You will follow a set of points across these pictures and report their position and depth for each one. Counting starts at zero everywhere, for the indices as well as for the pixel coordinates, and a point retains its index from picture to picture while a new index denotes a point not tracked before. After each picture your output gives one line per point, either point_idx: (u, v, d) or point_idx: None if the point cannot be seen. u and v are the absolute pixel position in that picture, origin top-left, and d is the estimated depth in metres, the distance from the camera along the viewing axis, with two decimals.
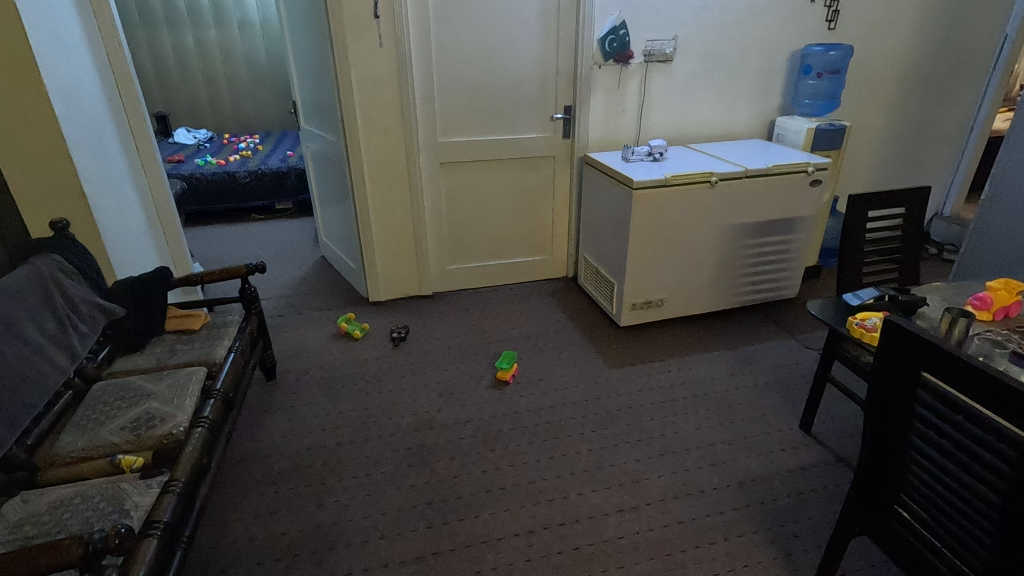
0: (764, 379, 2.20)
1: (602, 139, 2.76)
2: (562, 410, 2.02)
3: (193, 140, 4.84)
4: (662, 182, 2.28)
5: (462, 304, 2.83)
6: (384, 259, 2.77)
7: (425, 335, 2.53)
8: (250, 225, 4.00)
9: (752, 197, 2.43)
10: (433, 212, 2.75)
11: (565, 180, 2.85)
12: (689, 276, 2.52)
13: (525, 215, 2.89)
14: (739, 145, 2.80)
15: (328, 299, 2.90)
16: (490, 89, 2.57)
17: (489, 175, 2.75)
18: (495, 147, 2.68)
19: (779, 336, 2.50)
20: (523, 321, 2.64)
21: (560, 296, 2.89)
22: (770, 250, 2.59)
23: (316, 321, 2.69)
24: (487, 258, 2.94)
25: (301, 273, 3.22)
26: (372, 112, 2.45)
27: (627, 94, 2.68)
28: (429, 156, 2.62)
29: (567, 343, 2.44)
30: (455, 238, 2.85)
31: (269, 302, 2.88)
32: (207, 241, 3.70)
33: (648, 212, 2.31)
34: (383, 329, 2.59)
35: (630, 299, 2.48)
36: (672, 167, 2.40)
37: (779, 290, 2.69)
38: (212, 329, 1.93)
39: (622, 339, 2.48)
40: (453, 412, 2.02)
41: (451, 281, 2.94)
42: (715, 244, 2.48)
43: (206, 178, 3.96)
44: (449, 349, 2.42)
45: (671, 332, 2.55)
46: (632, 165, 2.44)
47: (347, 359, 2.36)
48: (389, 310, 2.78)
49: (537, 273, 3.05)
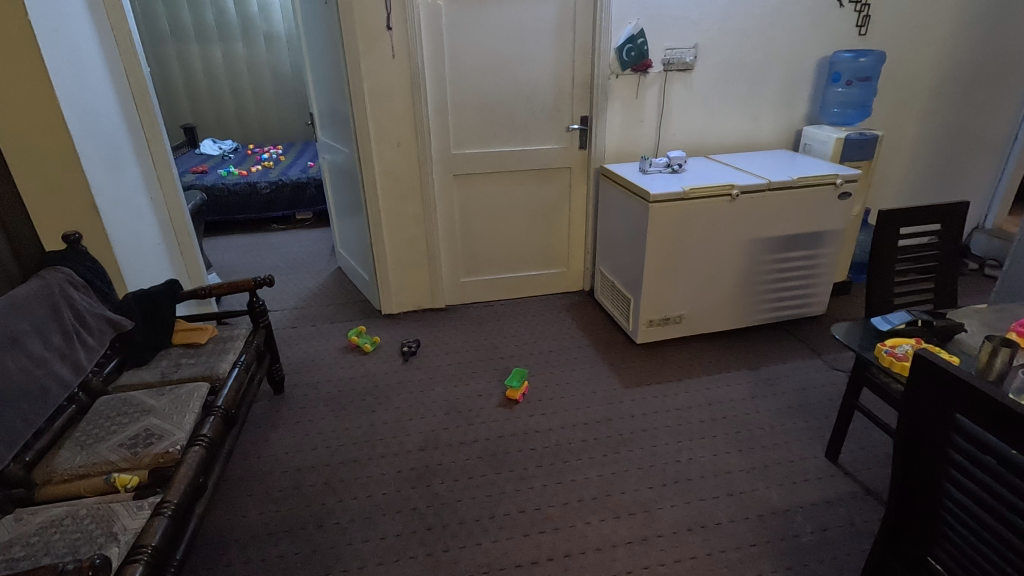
0: (787, 402, 2.09)
1: (620, 151, 2.69)
2: (573, 431, 1.95)
3: (218, 151, 4.93)
4: (680, 195, 2.19)
5: (475, 317, 2.78)
6: (396, 272, 2.74)
7: (435, 350, 2.49)
8: (270, 235, 4.04)
9: (776, 210, 2.32)
10: (446, 225, 2.72)
11: (581, 191, 2.79)
12: (709, 292, 2.42)
13: (540, 228, 2.83)
14: (763, 156, 2.70)
15: (341, 311, 2.88)
16: (504, 100, 2.52)
17: (503, 186, 2.70)
18: (509, 158, 2.64)
19: (804, 356, 2.38)
20: (537, 336, 2.57)
21: (575, 310, 2.82)
22: (796, 265, 2.48)
23: (328, 333, 2.67)
24: (501, 271, 2.89)
25: (317, 284, 3.22)
26: (384, 123, 2.43)
27: (645, 104, 2.61)
28: (442, 168, 2.59)
29: (581, 361, 2.37)
30: (469, 250, 2.81)
31: (283, 314, 2.88)
32: (227, 251, 3.74)
33: (666, 226, 2.23)
34: (394, 343, 2.56)
35: (647, 315, 2.39)
36: (691, 179, 2.31)
37: (805, 307, 2.57)
38: (219, 343, 1.92)
39: (638, 357, 2.40)
40: (460, 431, 1.97)
41: (464, 294, 2.89)
42: (736, 259, 2.38)
43: (228, 189, 4.01)
44: (459, 365, 2.37)
45: (690, 350, 2.45)
46: (649, 177, 2.36)
47: (356, 374, 2.33)
48: (401, 323, 2.74)
49: (553, 287, 2.99)
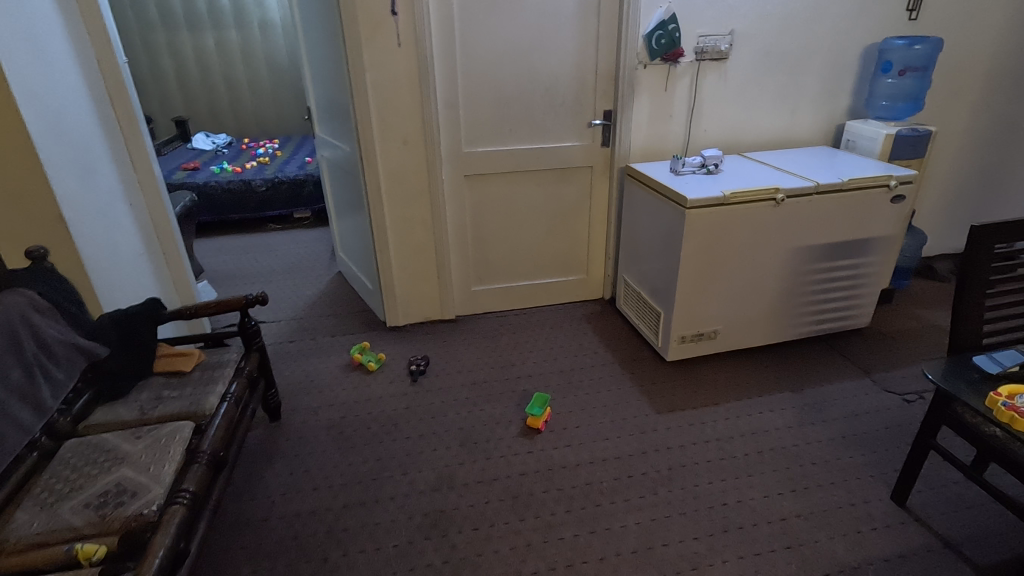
0: (840, 431, 1.88)
1: (646, 149, 2.46)
2: (604, 468, 1.74)
3: (212, 146, 4.69)
4: (719, 200, 1.97)
5: (488, 330, 2.56)
6: (402, 281, 2.52)
7: (447, 368, 2.28)
8: (266, 235, 3.82)
9: (824, 215, 2.10)
10: (457, 230, 2.50)
11: (603, 192, 2.56)
12: (746, 305, 2.21)
13: (557, 232, 2.62)
14: (801, 154, 2.47)
15: (343, 322, 2.67)
16: (521, 93, 2.29)
17: (519, 188, 2.48)
18: (525, 157, 2.41)
19: (852, 375, 2.17)
20: (557, 353, 2.36)
21: (596, 322, 2.60)
22: (841, 275, 2.26)
23: (329, 348, 2.46)
24: (515, 279, 2.68)
25: (317, 292, 3.00)
26: (389, 119, 2.20)
27: (675, 97, 2.37)
28: (452, 169, 2.37)
29: (607, 382, 2.16)
30: (481, 257, 2.59)
31: (279, 326, 2.66)
32: (221, 254, 3.52)
33: (704, 234, 2.01)
34: (401, 360, 2.34)
35: (679, 331, 2.18)
36: (729, 181, 2.09)
37: (848, 320, 2.36)
38: (207, 371, 1.71)
39: (670, 377, 2.19)
40: (478, 468, 1.76)
41: (476, 304, 2.68)
42: (778, 270, 2.16)
43: (221, 187, 3.78)
44: (473, 387, 2.16)
45: (725, 368, 2.24)
46: (683, 179, 2.13)
47: (360, 397, 2.12)
48: (408, 337, 2.53)
49: (571, 295, 2.77)
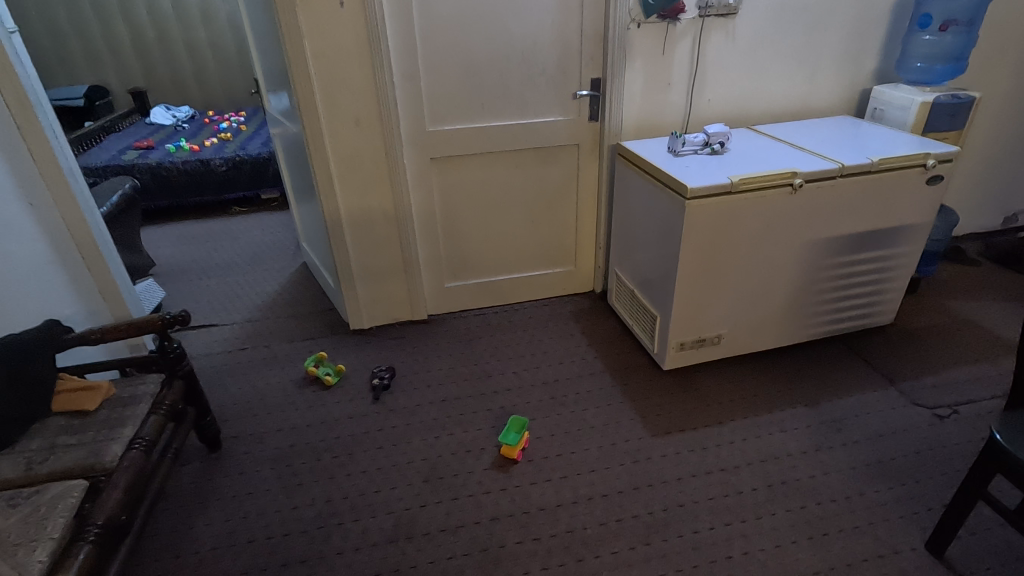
0: (862, 458, 1.62)
1: (640, 123, 2.13)
2: (589, 511, 1.50)
3: (172, 120, 4.32)
4: (726, 188, 1.65)
5: (464, 332, 2.29)
6: (365, 280, 2.23)
7: (415, 382, 2.01)
8: (229, 220, 3.51)
9: (848, 202, 1.79)
10: (425, 221, 2.19)
11: (592, 173, 2.24)
12: (755, 305, 1.92)
13: (540, 220, 2.31)
14: (818, 127, 2.13)
15: (303, 325, 2.39)
16: (493, 61, 1.95)
17: (494, 170, 2.16)
18: (500, 136, 2.09)
19: (874, 385, 1.90)
20: (539, 361, 2.10)
21: (585, 320, 2.33)
22: (864, 268, 1.96)
23: (285, 358, 2.19)
24: (494, 273, 2.39)
25: (278, 287, 2.72)
26: (337, 95, 1.87)
27: (673, 61, 2.03)
28: (414, 151, 2.04)
29: (595, 398, 1.90)
30: (454, 250, 2.29)
31: (233, 330, 2.39)
32: (177, 243, 3.21)
33: (707, 228, 1.71)
34: (363, 372, 2.08)
35: (677, 337, 1.90)
36: (737, 164, 1.77)
37: (869, 318, 2.08)
38: (116, 408, 1.43)
39: (667, 389, 1.92)
40: (442, 511, 1.52)
41: (450, 301, 2.39)
42: (792, 266, 1.87)
43: (176, 168, 3.44)
44: (443, 405, 1.90)
45: (729, 376, 1.97)
46: (683, 162, 1.81)
47: (313, 419, 1.87)
48: (374, 342, 2.26)
49: (558, 289, 2.49)
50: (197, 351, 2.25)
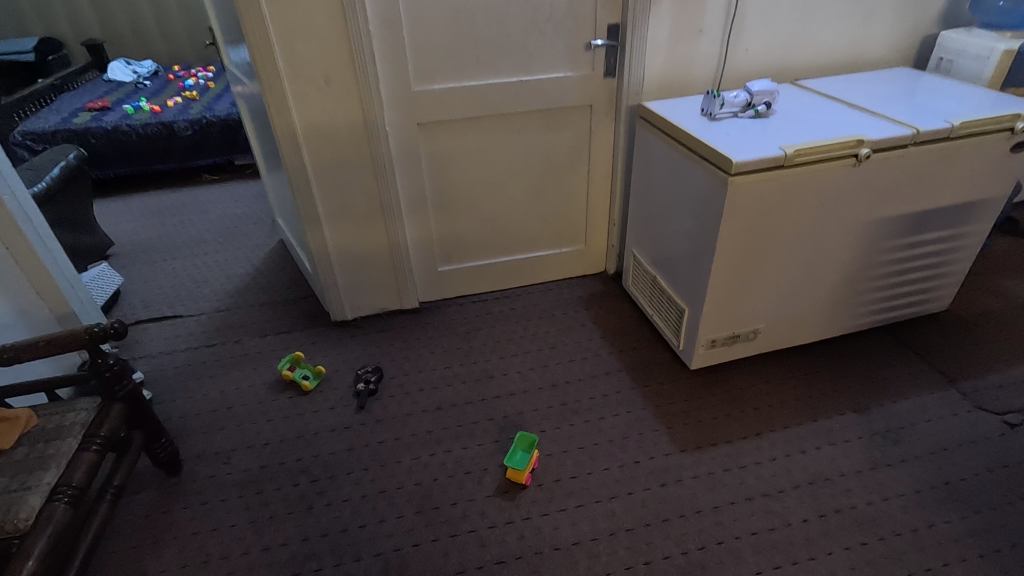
0: (927, 479, 1.40)
1: (664, 80, 1.80)
2: (612, 550, 1.28)
3: (132, 77, 3.89)
4: (778, 162, 1.35)
5: (460, 323, 2.02)
6: (345, 266, 1.94)
7: (405, 385, 1.76)
8: (198, 190, 3.17)
9: (917, 176, 1.50)
10: (413, 197, 1.89)
11: (606, 139, 1.93)
12: (798, 296, 1.65)
13: (546, 194, 2.01)
14: (874, 81, 1.81)
15: (278, 315, 2.12)
16: (490, 3, 1.60)
17: (492, 137, 1.84)
18: (500, 97, 1.76)
19: (932, 385, 1.66)
20: (547, 358, 1.84)
21: (597, 307, 2.06)
22: (924, 250, 1.69)
23: (257, 355, 1.93)
24: (493, 254, 2.10)
25: (251, 270, 2.42)
26: (301, 48, 1.53)
27: (708, 2, 1.68)
28: (398, 116, 1.72)
29: (612, 404, 1.65)
30: (447, 230, 2.00)
31: (199, 321, 2.11)
32: (140, 218, 2.89)
33: (752, 209, 1.42)
34: (346, 373, 1.82)
35: (708, 334, 1.64)
36: (787, 130, 1.46)
37: (921, 305, 1.83)
38: (37, 445, 1.17)
39: (695, 392, 1.68)
40: (440, 552, 1.29)
41: (444, 287, 2.11)
42: (844, 250, 1.59)
43: (135, 132, 3.08)
44: (438, 414, 1.65)
45: (765, 375, 1.72)
46: (721, 128, 1.50)
47: (289, 433, 1.62)
48: (359, 336, 1.99)
49: (565, 270, 2.21)
50: (157, 348, 1.98)
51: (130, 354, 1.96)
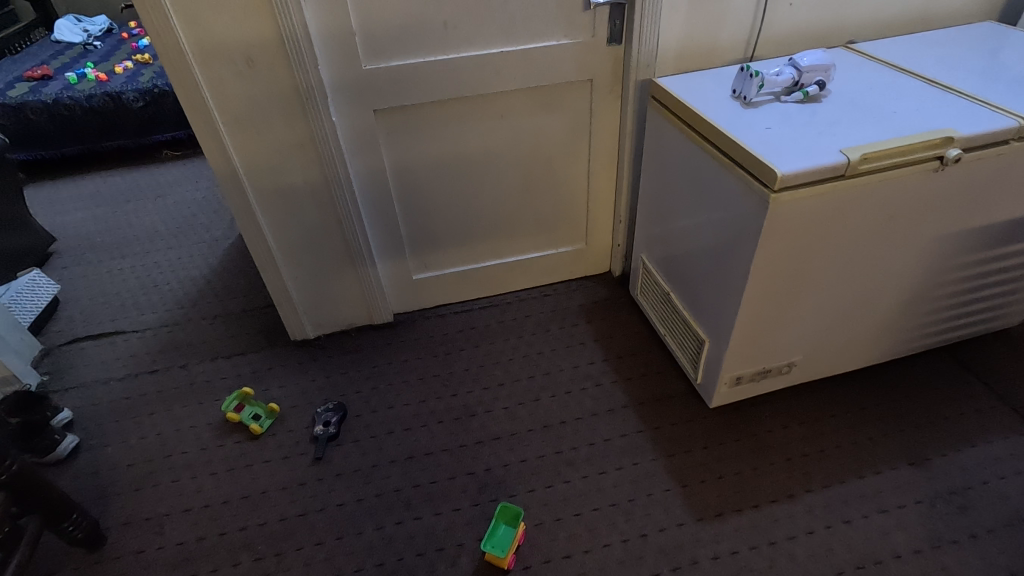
0: (1003, 563, 1.14)
1: (683, 47, 1.43)
2: None
3: (82, 36, 3.47)
4: (837, 171, 1.01)
5: (439, 341, 1.74)
6: (300, 279, 1.64)
7: (372, 426, 1.50)
8: (156, 170, 2.84)
9: (1014, 177, 1.15)
10: (375, 198, 1.57)
11: (609, 120, 1.57)
12: (846, 324, 1.34)
13: (538, 188, 1.68)
14: (951, 42, 1.42)
15: (232, 331, 1.84)
16: None
17: (468, 122, 1.49)
18: (475, 75, 1.40)
19: (1005, 428, 1.37)
20: (539, 389, 1.56)
21: (599, 321, 1.76)
22: (1004, 263, 1.36)
23: (204, 385, 1.66)
24: (477, 258, 1.79)
25: (205, 271, 2.13)
26: (212, 20, 1.17)
27: None
28: (347, 103, 1.37)
29: (615, 454, 1.39)
30: (420, 233, 1.68)
31: (142, 339, 1.84)
32: (89, 206, 2.58)
33: (798, 230, 1.08)
34: (304, 410, 1.56)
35: (732, 370, 1.35)
36: (847, 120, 1.11)
37: (991, 323, 1.51)
38: None
39: (715, 438, 1.40)
40: None
41: (420, 296, 1.82)
42: (909, 269, 1.26)
43: (78, 105, 2.72)
44: (408, 467, 1.40)
45: (800, 412, 1.44)
46: (759, 119, 1.15)
47: (233, 492, 1.37)
48: (322, 358, 1.71)
49: (562, 272, 1.89)
50: (92, 375, 1.72)
51: (61, 383, 1.70)
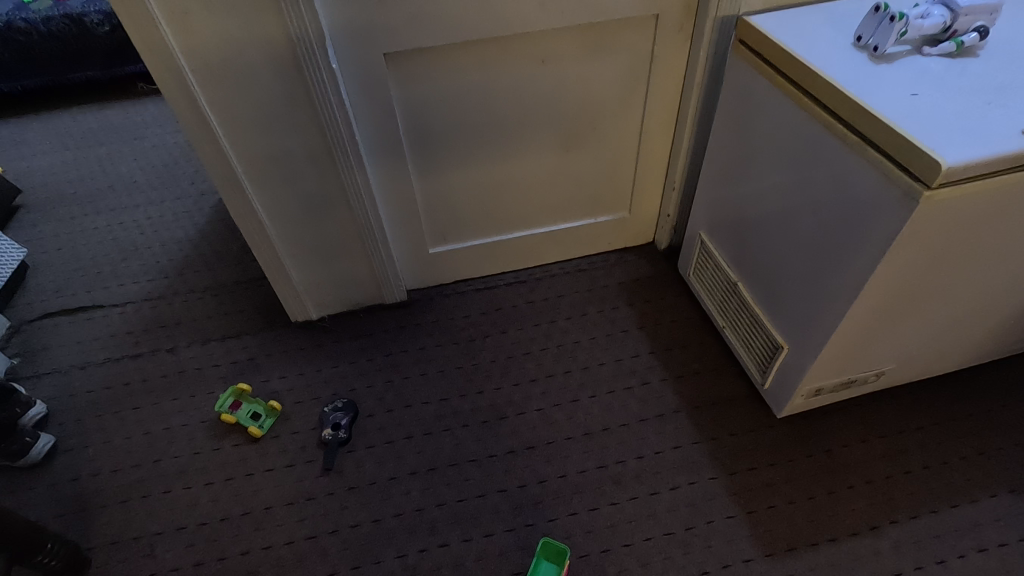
0: None
1: None
2: None
3: None
4: (1015, 161, 0.76)
5: (461, 325, 1.52)
6: (299, 257, 1.40)
7: (388, 430, 1.32)
8: (131, 107, 2.51)
9: None
10: (386, 161, 1.29)
11: (673, 67, 1.27)
12: (956, 331, 1.12)
13: (580, 150, 1.40)
14: None
15: (224, 308, 1.62)
16: None
17: (501, 69, 1.20)
18: (513, 9, 1.10)
19: None
20: (577, 388, 1.37)
21: (643, 304, 1.53)
22: None
23: (195, 374, 1.47)
24: (505, 228, 1.54)
25: (191, 233, 1.88)
26: None
27: None
28: (351, 46, 1.08)
29: (668, 471, 1.21)
30: (441, 202, 1.42)
31: (123, 315, 1.63)
32: (56, 150, 2.28)
33: (941, 233, 0.84)
34: (309, 408, 1.37)
35: (813, 382, 1.15)
36: (1018, 84, 0.84)
37: None
38: None
39: (783, 453, 1.22)
40: None
41: (439, 271, 1.59)
42: None
43: (35, 29, 2.35)
44: (432, 481, 1.23)
45: (881, 424, 1.25)
46: (897, 80, 0.87)
47: (233, 507, 1.21)
48: (327, 344, 1.50)
49: (601, 244, 1.65)
50: (67, 359, 1.52)
51: (33, 369, 1.50)
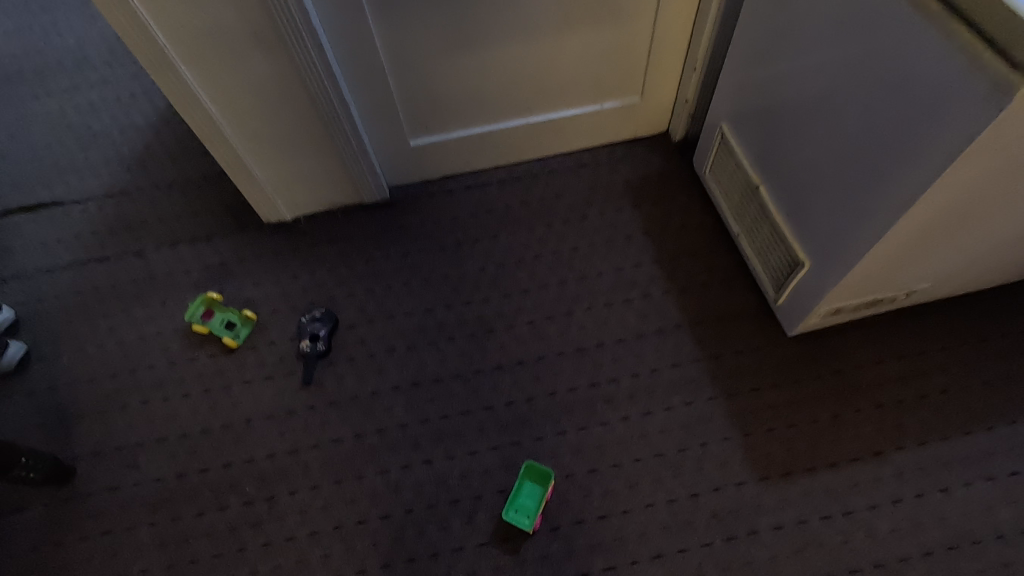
0: None
1: None
2: None
3: None
4: None
5: (447, 228, 1.39)
6: (261, 153, 1.23)
7: (369, 342, 1.24)
8: None
9: None
10: (349, 35, 1.08)
11: None
12: (1007, 248, 0.97)
13: (583, 22, 1.16)
14: None
15: (191, 206, 1.48)
16: None
17: None
18: None
19: None
20: (572, 301, 1.26)
21: (650, 207, 1.37)
22: None
23: (165, 279, 1.38)
24: (496, 117, 1.34)
25: (150, 119, 1.68)
26: None
27: None
28: None
29: (663, 391, 1.14)
30: (420, 86, 1.22)
31: (85, 213, 1.51)
32: None
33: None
34: (286, 318, 1.29)
35: (833, 303, 1.03)
36: None
37: None
38: None
39: (790, 374, 1.13)
40: None
41: (422, 166, 1.42)
42: None
43: None
44: (414, 397, 1.17)
45: (901, 344, 1.15)
46: None
47: (213, 420, 1.18)
48: (303, 248, 1.39)
49: (606, 134, 1.45)
50: (32, 262, 1.43)
51: None
